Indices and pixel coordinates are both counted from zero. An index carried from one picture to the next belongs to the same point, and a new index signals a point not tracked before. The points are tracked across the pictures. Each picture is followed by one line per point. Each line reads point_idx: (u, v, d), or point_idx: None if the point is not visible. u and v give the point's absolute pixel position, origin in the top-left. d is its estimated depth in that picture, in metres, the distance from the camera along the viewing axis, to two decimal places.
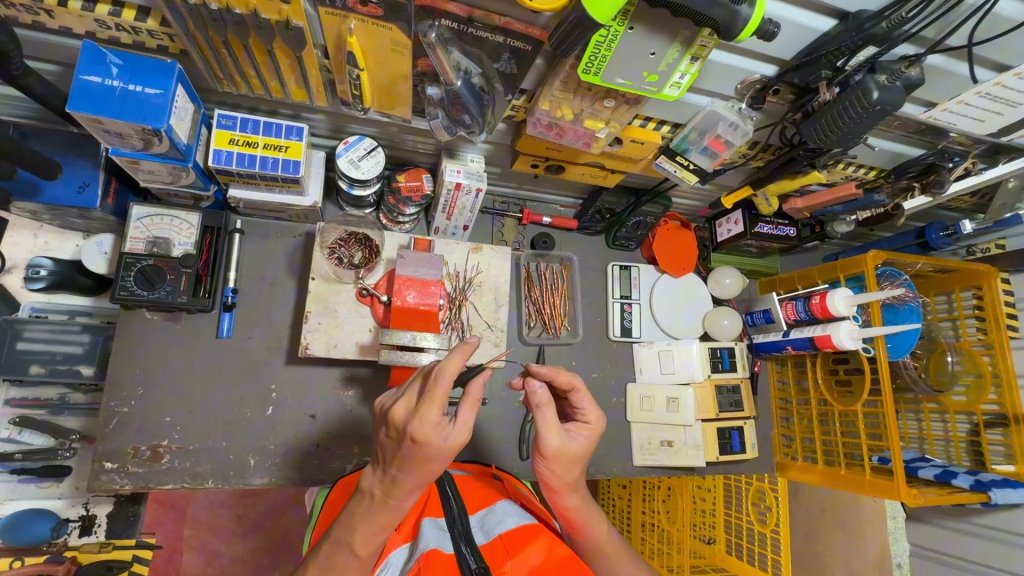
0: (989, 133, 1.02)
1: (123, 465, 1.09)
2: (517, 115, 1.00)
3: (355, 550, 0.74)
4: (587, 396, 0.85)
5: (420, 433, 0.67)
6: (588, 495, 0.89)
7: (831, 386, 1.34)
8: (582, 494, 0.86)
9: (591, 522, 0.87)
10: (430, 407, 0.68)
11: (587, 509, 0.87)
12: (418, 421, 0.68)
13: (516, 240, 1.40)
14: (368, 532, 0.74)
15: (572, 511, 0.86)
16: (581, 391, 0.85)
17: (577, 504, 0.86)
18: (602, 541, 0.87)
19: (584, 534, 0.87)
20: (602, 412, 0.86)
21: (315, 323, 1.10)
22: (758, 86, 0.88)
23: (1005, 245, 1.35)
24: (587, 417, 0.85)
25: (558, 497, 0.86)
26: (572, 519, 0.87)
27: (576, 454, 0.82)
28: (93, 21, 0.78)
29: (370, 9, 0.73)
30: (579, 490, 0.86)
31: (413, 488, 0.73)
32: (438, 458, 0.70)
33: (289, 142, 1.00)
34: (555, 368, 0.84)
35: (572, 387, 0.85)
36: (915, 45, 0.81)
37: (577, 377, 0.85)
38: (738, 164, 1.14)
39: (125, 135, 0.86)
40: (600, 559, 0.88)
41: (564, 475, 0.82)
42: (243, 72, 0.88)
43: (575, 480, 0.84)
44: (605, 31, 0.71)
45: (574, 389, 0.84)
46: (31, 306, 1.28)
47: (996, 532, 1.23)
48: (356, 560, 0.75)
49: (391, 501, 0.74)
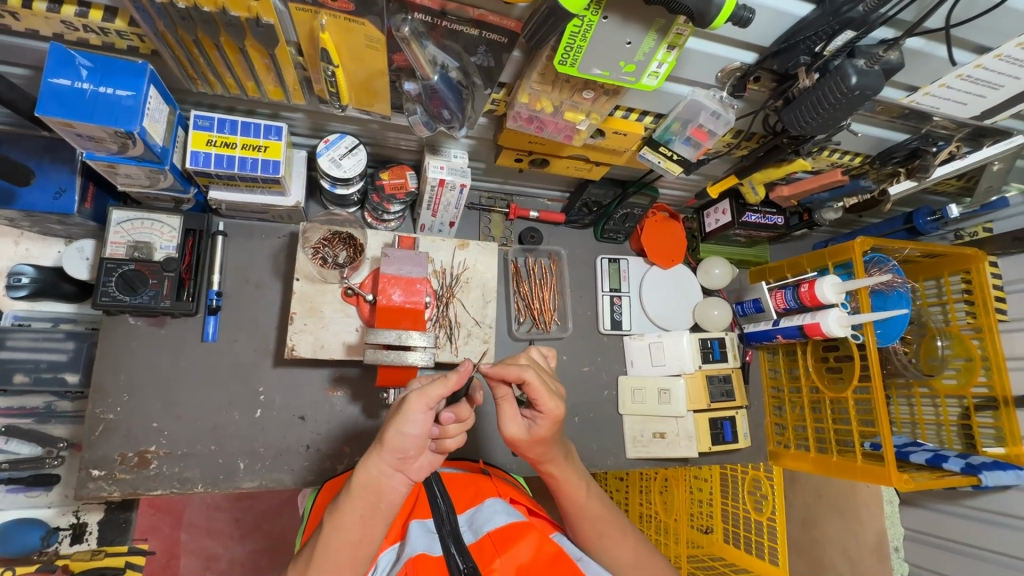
0: (972, 116, 1.01)
1: (111, 473, 1.08)
2: (498, 109, 0.99)
3: (326, 541, 0.73)
4: (541, 388, 0.78)
5: (415, 404, 0.70)
6: (572, 462, 0.89)
7: (822, 373, 1.34)
8: (562, 461, 0.87)
9: (571, 485, 0.88)
10: (434, 388, 0.71)
11: (571, 476, 0.88)
12: (419, 394, 0.71)
13: (503, 235, 1.39)
14: (339, 525, 0.73)
15: (550, 476, 0.88)
16: (534, 383, 0.78)
17: (558, 472, 0.87)
18: (585, 505, 0.88)
19: (567, 496, 0.88)
20: (559, 401, 0.80)
21: (301, 323, 1.10)
22: (738, 74, 0.87)
23: (992, 229, 1.36)
24: (541, 407, 0.79)
25: (539, 464, 0.87)
26: (553, 483, 0.88)
27: (541, 434, 0.81)
28: (60, 23, 0.76)
29: (341, 4, 0.72)
30: (555, 457, 0.86)
31: (389, 472, 0.73)
32: (420, 439, 0.71)
33: (267, 142, 0.99)
34: (501, 363, 0.78)
35: (524, 381, 0.78)
36: (893, 29, 0.80)
37: (529, 370, 0.78)
38: (722, 152, 1.13)
39: (98, 138, 0.85)
40: (588, 521, 0.89)
41: (543, 448, 0.84)
42: (217, 72, 0.86)
43: (548, 448, 0.85)
44: (579, 21, 0.69)
45: (524, 381, 0.77)
46: (14, 315, 1.26)
47: (987, 513, 1.24)
48: (328, 555, 0.73)
49: (360, 483, 0.73)
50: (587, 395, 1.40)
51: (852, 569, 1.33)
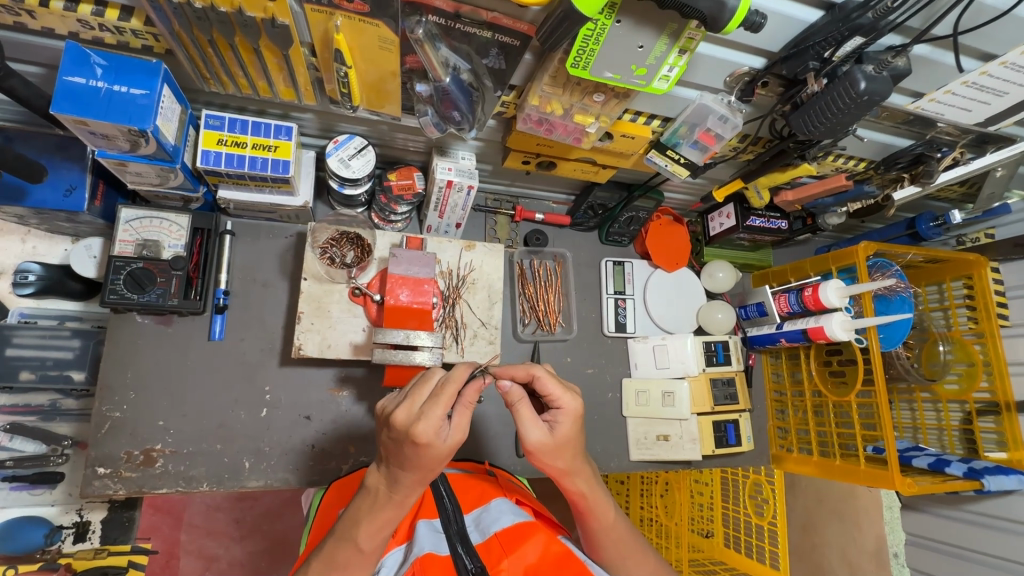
0: (977, 122, 1.02)
1: (117, 471, 1.08)
2: (507, 111, 1.00)
3: (359, 544, 0.73)
4: (551, 380, 0.80)
5: (425, 434, 0.68)
6: (595, 478, 0.87)
7: (825, 377, 1.34)
8: (588, 476, 0.85)
9: (599, 507, 0.86)
10: (432, 408, 0.69)
11: (594, 495, 0.86)
12: (423, 422, 0.68)
13: (508, 237, 1.41)
14: (372, 526, 0.74)
15: (580, 497, 0.85)
16: (544, 377, 0.80)
17: (583, 489, 0.85)
18: (610, 526, 0.87)
19: (593, 517, 0.86)
20: (575, 395, 0.80)
21: (308, 323, 1.10)
22: (747, 78, 0.88)
23: (994, 235, 1.38)
24: (558, 402, 0.80)
25: (565, 482, 0.85)
26: (581, 504, 0.86)
27: (564, 442, 0.80)
28: (76, 21, 0.77)
29: (357, 6, 0.73)
30: (583, 472, 0.84)
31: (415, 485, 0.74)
32: (439, 459, 0.71)
33: (278, 142, 1.00)
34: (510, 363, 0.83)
35: (533, 378, 0.81)
36: (901, 35, 0.81)
37: (537, 366, 0.81)
38: (729, 156, 1.15)
39: (111, 136, 0.85)
40: (612, 543, 0.88)
41: (569, 459, 0.82)
42: (230, 72, 0.87)
43: (577, 463, 0.83)
44: (592, 24, 0.70)
45: (535, 377, 0.80)
46: (20, 312, 1.26)
47: (989, 518, 1.25)
48: (358, 555, 0.74)
49: (394, 496, 0.74)
50: (591, 396, 1.40)
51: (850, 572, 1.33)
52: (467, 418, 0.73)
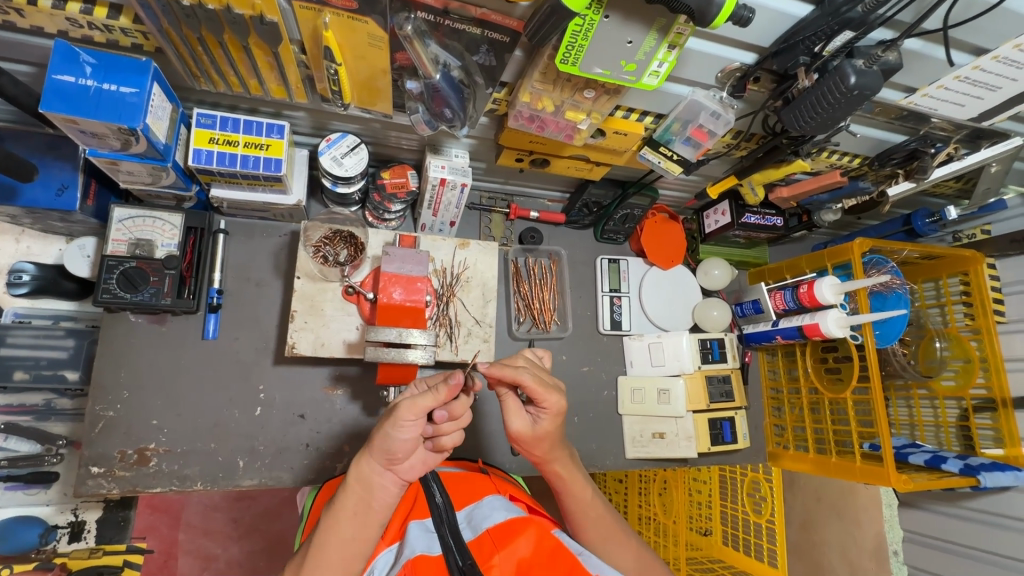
0: (971, 117, 1.02)
1: (110, 470, 1.08)
2: (499, 109, 0.99)
3: (319, 541, 0.75)
4: (538, 388, 0.79)
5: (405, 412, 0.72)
6: (574, 463, 0.90)
7: (821, 374, 1.34)
8: (566, 459, 0.88)
9: (577, 488, 0.88)
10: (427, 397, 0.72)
11: (571, 477, 0.89)
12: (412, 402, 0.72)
13: (503, 235, 1.41)
14: (332, 526, 0.75)
15: (557, 480, 0.88)
16: (531, 385, 0.78)
17: (560, 471, 0.88)
18: (589, 505, 0.89)
19: (571, 500, 0.88)
20: (561, 394, 0.80)
21: (302, 322, 1.10)
22: (738, 74, 0.88)
23: (990, 231, 1.37)
24: (543, 403, 0.80)
25: (545, 466, 0.88)
26: (560, 487, 0.89)
27: (543, 430, 0.82)
28: (65, 19, 0.77)
29: (345, 2, 0.72)
30: (561, 457, 0.88)
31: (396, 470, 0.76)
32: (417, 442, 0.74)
33: (269, 140, 0.99)
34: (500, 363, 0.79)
35: (520, 384, 0.79)
36: (892, 30, 0.81)
37: (524, 372, 0.78)
38: (722, 153, 1.14)
39: (102, 135, 0.85)
40: (592, 523, 0.89)
41: (548, 446, 0.84)
42: (220, 70, 0.87)
43: (554, 450, 0.86)
44: (580, 20, 0.70)
45: (521, 384, 0.78)
46: (14, 311, 1.26)
47: (986, 515, 1.24)
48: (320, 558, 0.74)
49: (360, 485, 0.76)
50: (586, 395, 1.40)
51: (850, 570, 1.32)
52: (459, 410, 0.76)
